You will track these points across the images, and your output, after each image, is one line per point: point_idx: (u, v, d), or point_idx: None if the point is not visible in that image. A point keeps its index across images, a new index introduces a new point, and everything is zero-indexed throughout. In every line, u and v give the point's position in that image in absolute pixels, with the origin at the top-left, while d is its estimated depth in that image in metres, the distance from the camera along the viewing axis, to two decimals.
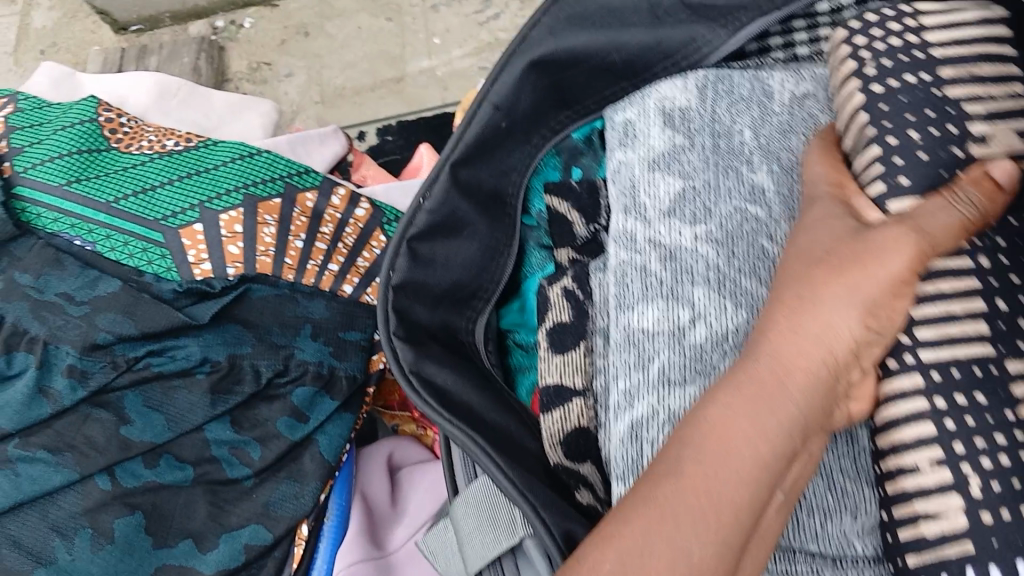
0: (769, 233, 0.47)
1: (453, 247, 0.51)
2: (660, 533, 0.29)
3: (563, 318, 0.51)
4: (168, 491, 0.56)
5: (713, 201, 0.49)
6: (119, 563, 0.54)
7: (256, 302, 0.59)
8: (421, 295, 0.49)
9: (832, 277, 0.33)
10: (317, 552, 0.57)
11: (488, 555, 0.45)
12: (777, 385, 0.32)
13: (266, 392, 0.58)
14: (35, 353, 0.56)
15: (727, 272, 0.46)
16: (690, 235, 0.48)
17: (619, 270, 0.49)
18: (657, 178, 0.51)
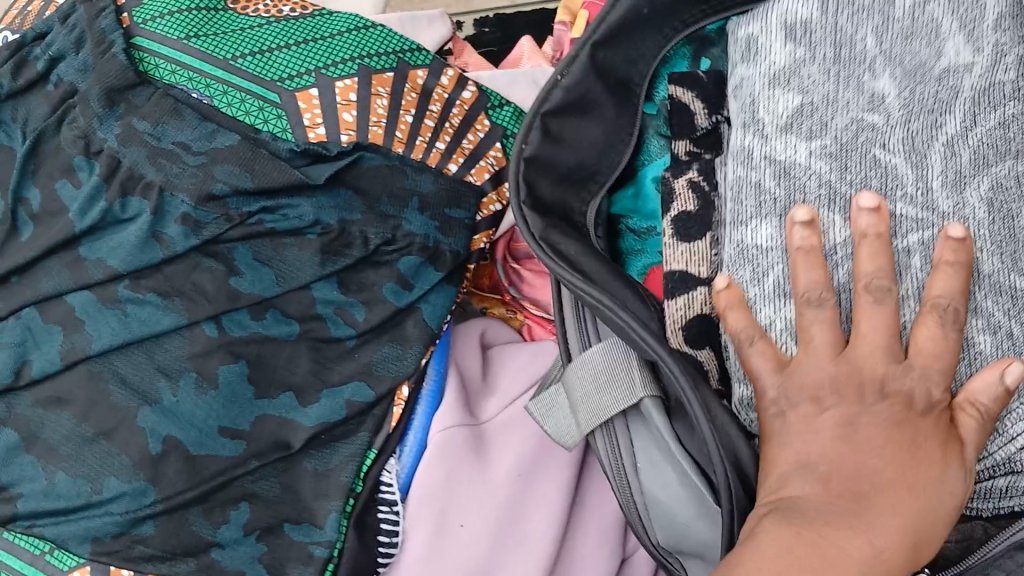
0: (883, 140, 0.49)
1: (582, 126, 0.53)
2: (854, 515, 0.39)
3: (689, 208, 0.53)
4: (273, 344, 0.57)
5: (830, 115, 0.50)
6: (222, 409, 0.56)
7: (368, 170, 0.60)
8: (546, 171, 0.51)
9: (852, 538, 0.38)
10: (413, 414, 0.59)
11: (607, 411, 0.47)
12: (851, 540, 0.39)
13: (372, 257, 0.59)
14: (150, 199, 0.57)
15: (840, 187, 0.48)
16: (806, 150, 0.50)
17: (736, 184, 0.51)
18: (776, 94, 0.52)
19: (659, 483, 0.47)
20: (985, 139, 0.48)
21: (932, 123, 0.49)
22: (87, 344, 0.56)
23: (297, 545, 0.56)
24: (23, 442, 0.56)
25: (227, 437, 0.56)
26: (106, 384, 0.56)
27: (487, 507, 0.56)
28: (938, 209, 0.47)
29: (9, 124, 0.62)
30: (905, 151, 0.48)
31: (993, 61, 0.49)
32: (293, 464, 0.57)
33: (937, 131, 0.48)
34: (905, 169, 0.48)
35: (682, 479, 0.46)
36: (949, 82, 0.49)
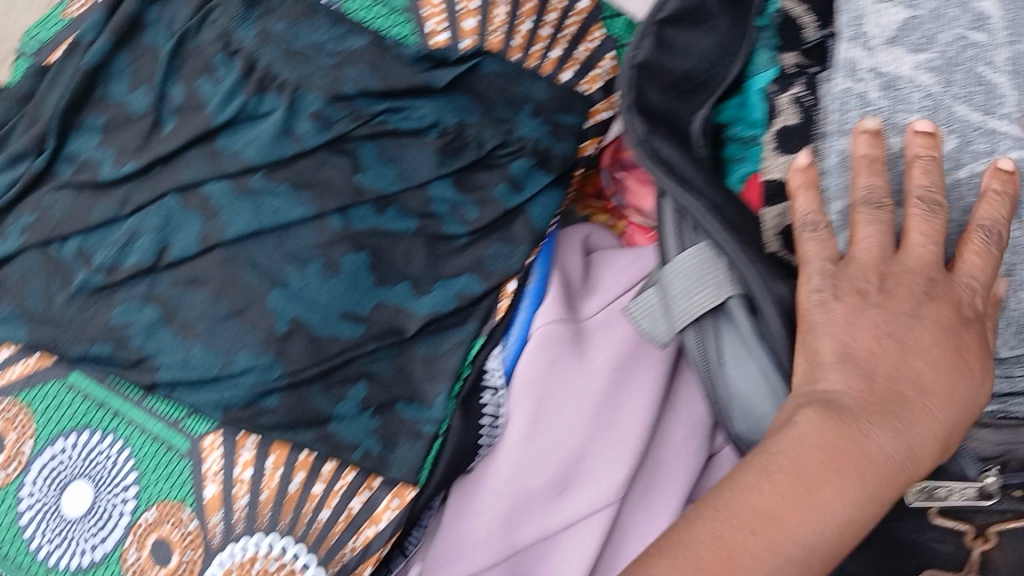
0: (988, 60, 0.58)
1: (693, 36, 0.63)
2: (803, 495, 0.47)
3: (792, 121, 0.61)
4: (392, 238, 0.61)
5: (935, 31, 0.59)
6: (346, 294, 0.60)
7: (487, 77, 0.64)
8: (653, 81, 0.60)
9: (834, 484, 0.47)
10: (518, 308, 0.63)
11: (695, 312, 0.56)
12: (844, 476, 0.48)
13: (486, 160, 0.63)
14: (285, 96, 0.62)
15: (943, 100, 0.58)
16: (910, 63, 0.59)
17: (842, 96, 0.60)
18: (883, 8, 0.60)
19: (744, 375, 0.57)
20: None
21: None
22: (223, 231, 0.61)
23: (407, 423, 0.60)
24: (164, 316, 0.61)
25: (349, 321, 0.60)
26: (238, 269, 0.60)
27: (585, 397, 0.60)
28: None
29: (156, 26, 0.68)
30: (1008, 72, 0.57)
31: None
32: (406, 349, 0.61)
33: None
34: (1007, 90, 0.57)
35: (763, 371, 0.56)
36: None
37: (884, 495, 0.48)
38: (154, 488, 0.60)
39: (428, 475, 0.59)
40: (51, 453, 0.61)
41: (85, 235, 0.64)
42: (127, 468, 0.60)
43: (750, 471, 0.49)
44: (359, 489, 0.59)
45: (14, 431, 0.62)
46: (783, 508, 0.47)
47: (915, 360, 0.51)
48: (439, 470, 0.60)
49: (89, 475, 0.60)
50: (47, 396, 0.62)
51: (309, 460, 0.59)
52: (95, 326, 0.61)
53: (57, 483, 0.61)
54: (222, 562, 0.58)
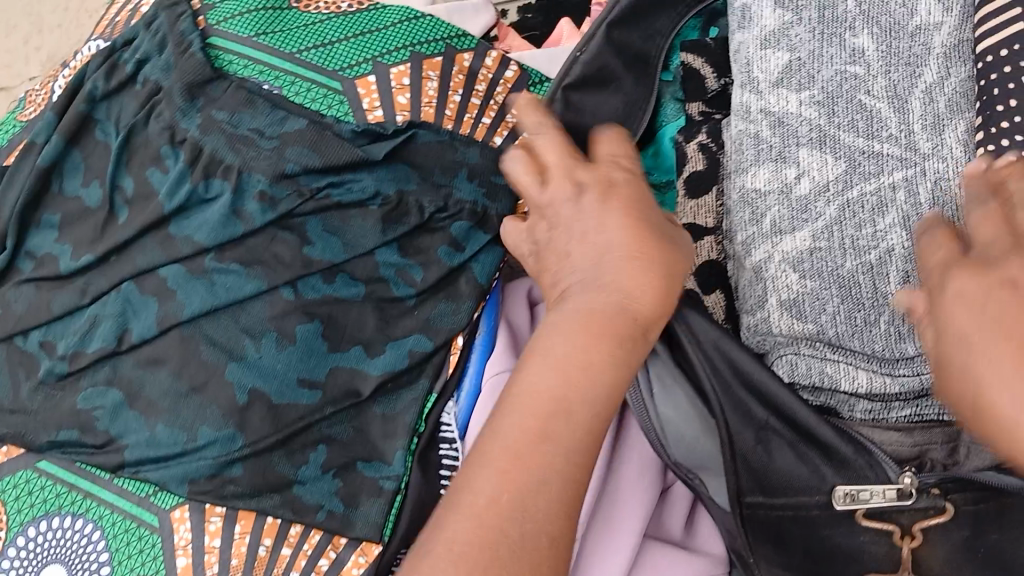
0: (867, 88, 0.59)
1: (601, 96, 0.65)
2: (530, 455, 0.46)
3: (700, 166, 0.66)
4: (343, 304, 0.64)
5: (815, 69, 0.61)
6: (301, 361, 0.62)
7: (421, 147, 0.66)
8: (574, 135, 0.63)
9: (597, 357, 0.49)
10: (469, 362, 0.67)
11: None
12: (585, 388, 0.48)
13: (428, 225, 0.66)
14: (230, 179, 0.65)
15: (829, 130, 0.59)
16: (796, 101, 0.61)
17: (739, 137, 0.63)
18: (768, 54, 0.63)
19: (672, 404, 0.60)
20: (956, 90, 0.57)
21: (909, 73, 0.59)
22: (177, 311, 0.63)
23: (369, 481, 0.62)
24: (127, 398, 0.63)
25: (305, 386, 0.62)
26: (196, 345, 0.63)
27: None
28: (919, 149, 0.57)
29: (105, 122, 0.70)
30: (887, 98, 0.59)
31: (961, 20, 0.59)
32: (363, 409, 0.63)
33: (915, 79, 0.58)
34: (886, 113, 0.58)
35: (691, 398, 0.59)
36: (920, 39, 0.59)
37: (605, 371, 0.49)
38: (127, 564, 0.61)
39: (393, 529, 0.62)
40: (26, 539, 0.63)
41: (48, 326, 0.67)
42: (99, 548, 0.62)
43: (487, 448, 0.47)
44: (326, 549, 0.62)
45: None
46: (571, 385, 0.48)
47: (620, 246, 0.52)
48: (404, 522, 0.62)
49: (65, 557, 0.62)
50: (19, 485, 0.65)
51: (275, 526, 0.61)
52: (62, 410, 0.64)
53: (32, 567, 0.63)
54: None
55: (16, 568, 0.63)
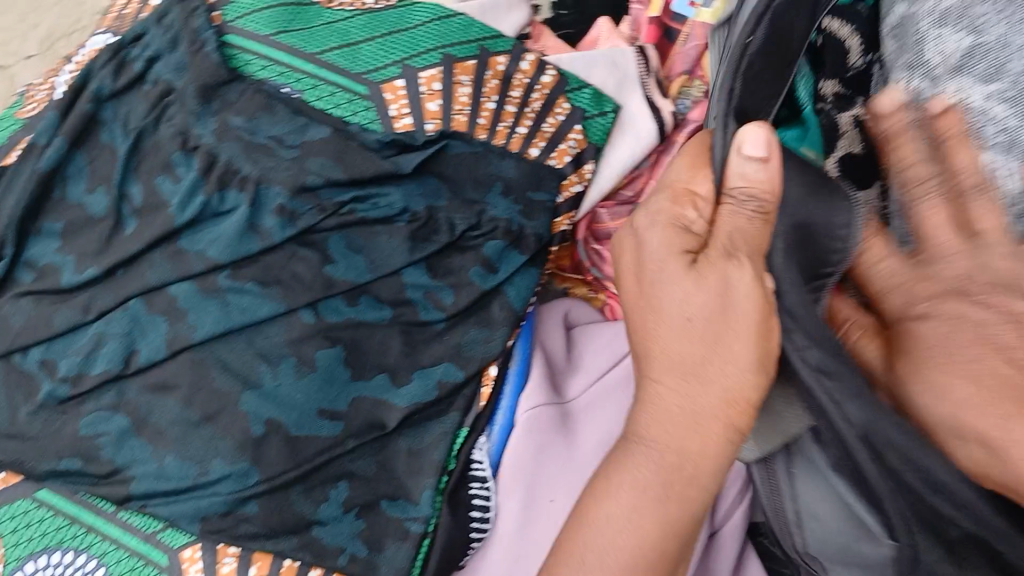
0: None
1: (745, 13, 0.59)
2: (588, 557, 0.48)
3: (853, 149, 0.61)
4: (366, 329, 0.60)
5: (1005, 57, 0.56)
6: (321, 391, 0.58)
7: (454, 158, 0.62)
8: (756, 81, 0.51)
9: (667, 502, 0.47)
10: (502, 394, 0.62)
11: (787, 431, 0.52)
12: (661, 500, 0.47)
13: (458, 243, 0.62)
14: (248, 192, 0.60)
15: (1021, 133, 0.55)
16: (981, 93, 0.57)
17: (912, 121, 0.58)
18: (946, 33, 0.58)
19: (818, 495, 0.54)
20: None
21: None
22: (189, 333, 0.58)
23: (394, 522, 0.58)
24: (135, 426, 0.58)
25: (327, 418, 0.58)
26: (209, 371, 0.58)
27: (570, 483, 0.59)
28: None
29: (112, 124, 0.65)
30: None
31: None
32: (387, 443, 0.59)
33: None
34: None
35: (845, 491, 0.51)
36: None
37: (679, 495, 0.47)
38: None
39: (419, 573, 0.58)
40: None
41: (49, 344, 0.61)
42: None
43: (570, 539, 0.49)
44: None
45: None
46: (642, 505, 0.47)
47: (691, 348, 0.48)
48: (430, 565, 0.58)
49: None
50: (18, 517, 0.61)
51: (293, 570, 0.57)
52: (63, 439, 0.58)
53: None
54: None
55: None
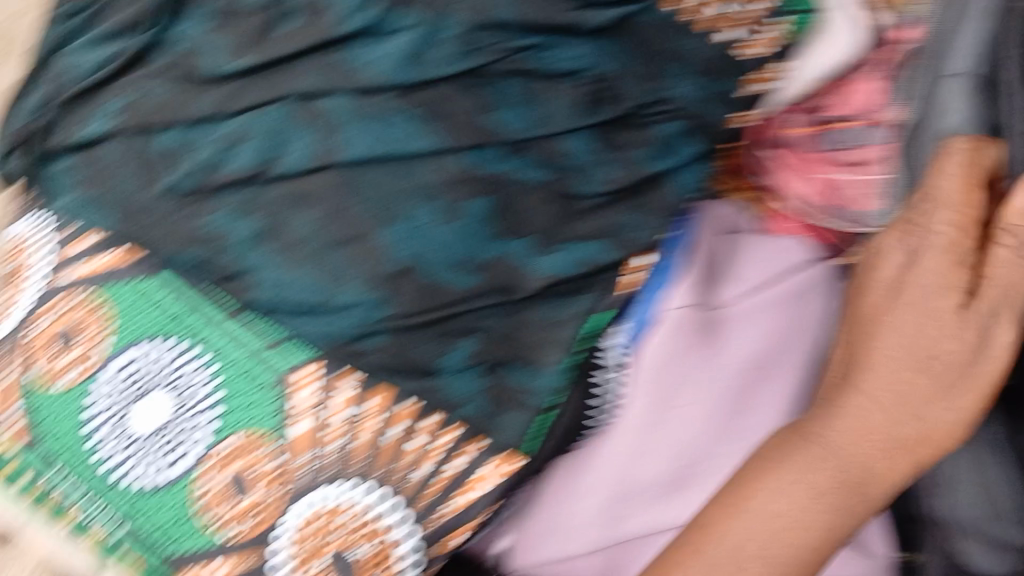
0: None
1: None
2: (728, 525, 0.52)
3: None
4: (521, 185, 0.56)
5: None
6: (468, 239, 0.55)
7: (640, 26, 0.61)
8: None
9: (840, 508, 0.51)
10: (646, 285, 0.58)
11: None
12: (831, 507, 0.51)
13: (631, 119, 0.60)
14: (425, 14, 0.56)
15: None
16: None
17: None
18: None
19: None
20: None
21: None
22: (337, 149, 0.55)
23: (513, 391, 0.56)
24: (266, 234, 0.55)
25: (464, 270, 0.54)
26: (355, 194, 0.54)
27: (700, 403, 0.56)
28: None
29: None
30: None
31: None
32: (524, 309, 0.56)
33: None
34: None
35: None
36: None
37: (854, 493, 0.51)
38: (236, 414, 0.55)
39: (534, 446, 0.55)
40: (130, 359, 0.57)
41: (186, 129, 0.57)
42: (206, 391, 0.56)
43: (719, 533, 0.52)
44: (460, 451, 0.55)
45: (94, 325, 0.58)
46: (814, 505, 0.51)
47: (939, 427, 0.51)
48: (551, 439, 0.56)
49: (167, 389, 0.56)
50: (133, 298, 0.57)
51: (414, 409, 0.55)
52: (186, 231, 0.56)
53: (127, 394, 0.56)
54: (306, 508, 0.54)
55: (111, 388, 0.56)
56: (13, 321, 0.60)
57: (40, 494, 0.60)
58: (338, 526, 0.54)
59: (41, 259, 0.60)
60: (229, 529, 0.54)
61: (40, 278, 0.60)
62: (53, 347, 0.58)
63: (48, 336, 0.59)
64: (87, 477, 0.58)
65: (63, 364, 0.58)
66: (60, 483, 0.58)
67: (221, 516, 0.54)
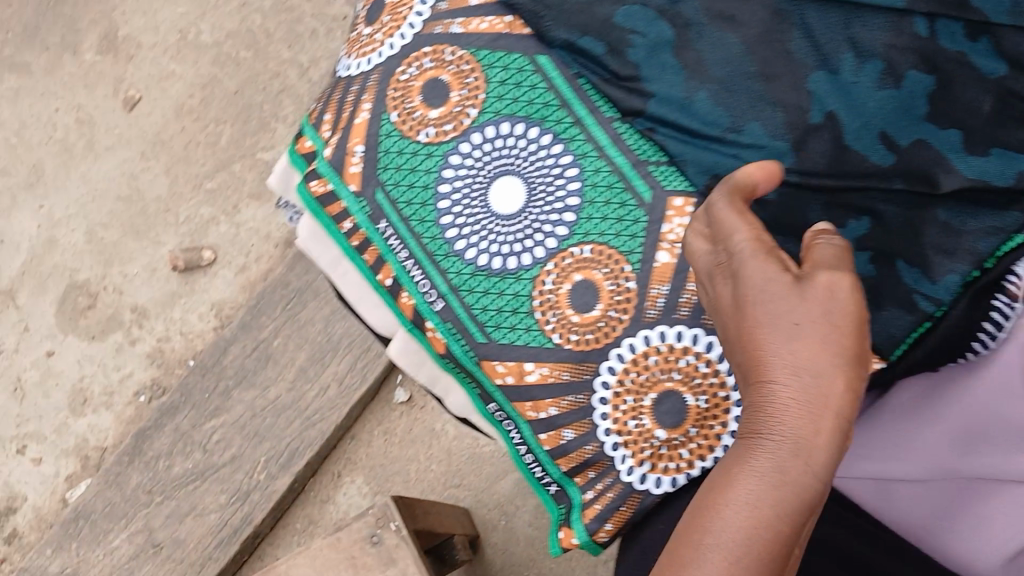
0: None
1: None
2: None
3: None
4: (975, 72, 0.45)
5: None
6: (896, 111, 0.46)
7: None
8: None
9: (750, 476, 0.36)
10: None
11: None
12: (727, 515, 0.35)
13: None
14: None
15: None
16: None
17: None
18: None
19: None
20: None
21: None
22: None
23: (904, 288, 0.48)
24: (677, 42, 0.50)
25: (884, 146, 0.47)
26: (791, 31, 0.48)
27: None
28: None
29: None
30: None
31: None
32: (928, 205, 0.47)
33: None
34: None
35: None
36: None
37: (763, 475, 0.36)
38: (594, 223, 0.51)
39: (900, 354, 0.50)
40: (494, 134, 0.53)
41: None
42: (570, 189, 0.52)
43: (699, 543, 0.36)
44: None
45: (463, 89, 0.54)
46: (702, 517, 0.36)
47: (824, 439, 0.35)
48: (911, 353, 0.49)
49: (527, 175, 0.53)
50: (511, 72, 0.53)
51: None
52: (594, 16, 0.51)
53: (487, 170, 0.53)
54: (626, 352, 0.50)
55: (467, 159, 0.53)
56: (366, 61, 0.56)
57: (349, 247, 0.55)
58: (680, 368, 0.50)
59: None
60: (563, 337, 0.51)
61: (406, 22, 0.55)
62: (407, 100, 0.54)
63: (403, 86, 0.54)
64: (408, 240, 0.54)
65: (413, 121, 0.54)
66: (372, 243, 0.55)
67: (555, 320, 0.51)
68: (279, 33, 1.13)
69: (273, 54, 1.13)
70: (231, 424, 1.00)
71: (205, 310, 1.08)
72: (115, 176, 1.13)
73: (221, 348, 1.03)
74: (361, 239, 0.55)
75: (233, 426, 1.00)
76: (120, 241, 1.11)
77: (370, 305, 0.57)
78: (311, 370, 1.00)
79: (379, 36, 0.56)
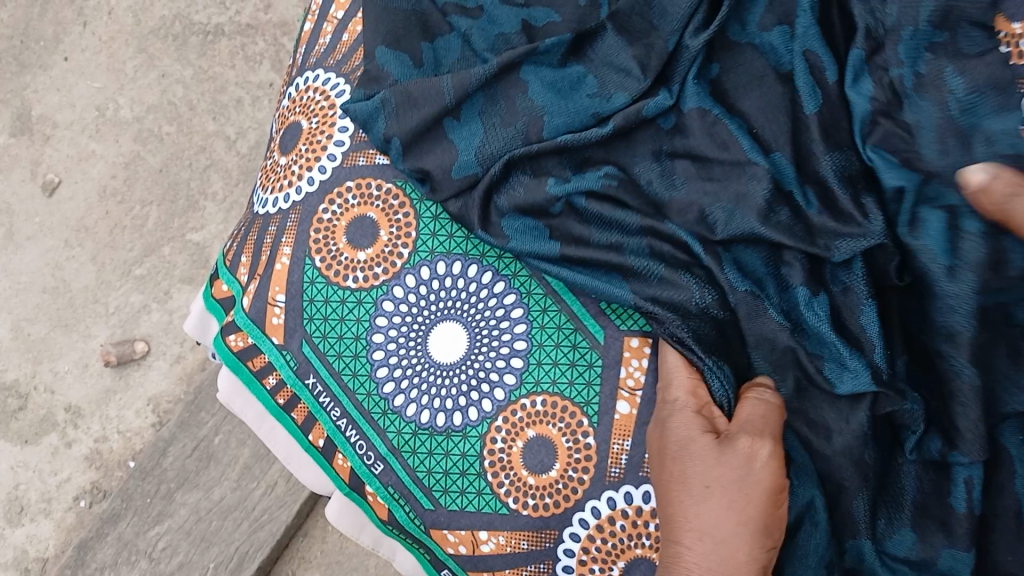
0: None
1: None
2: None
3: None
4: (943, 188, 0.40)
5: None
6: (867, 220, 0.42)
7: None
8: None
9: None
10: None
11: None
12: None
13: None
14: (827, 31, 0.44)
15: None
16: None
17: None
18: None
19: None
20: None
21: None
22: (737, 96, 0.44)
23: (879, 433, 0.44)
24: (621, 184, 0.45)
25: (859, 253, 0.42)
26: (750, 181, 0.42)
27: None
28: None
29: None
30: None
31: None
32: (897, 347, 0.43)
33: None
34: None
35: None
36: None
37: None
38: (545, 371, 0.46)
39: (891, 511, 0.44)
40: (429, 275, 0.48)
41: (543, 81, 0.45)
42: (516, 331, 0.47)
43: None
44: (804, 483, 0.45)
45: (392, 227, 0.49)
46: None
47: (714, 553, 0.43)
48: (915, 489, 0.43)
49: (468, 319, 0.48)
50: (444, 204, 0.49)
51: None
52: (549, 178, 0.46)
53: (427, 313, 0.48)
54: (589, 517, 0.45)
55: (402, 305, 0.48)
56: (284, 198, 0.51)
57: (275, 408, 0.51)
58: (650, 533, 0.45)
59: (344, 128, 0.50)
60: (519, 501, 0.46)
61: (324, 153, 0.50)
62: (331, 242, 0.49)
63: (326, 226, 0.50)
64: (337, 395, 0.49)
65: (340, 265, 0.49)
66: (300, 401, 0.50)
67: (509, 483, 0.47)
68: (202, 104, 1.08)
69: (195, 124, 1.08)
70: (176, 529, 0.94)
71: (142, 406, 1.02)
72: (39, 266, 1.06)
73: (160, 451, 0.97)
74: (287, 395, 0.50)
75: (179, 532, 0.94)
76: (49, 335, 1.05)
77: (302, 463, 0.53)
78: (256, 468, 0.94)
79: (295, 168, 0.51)
